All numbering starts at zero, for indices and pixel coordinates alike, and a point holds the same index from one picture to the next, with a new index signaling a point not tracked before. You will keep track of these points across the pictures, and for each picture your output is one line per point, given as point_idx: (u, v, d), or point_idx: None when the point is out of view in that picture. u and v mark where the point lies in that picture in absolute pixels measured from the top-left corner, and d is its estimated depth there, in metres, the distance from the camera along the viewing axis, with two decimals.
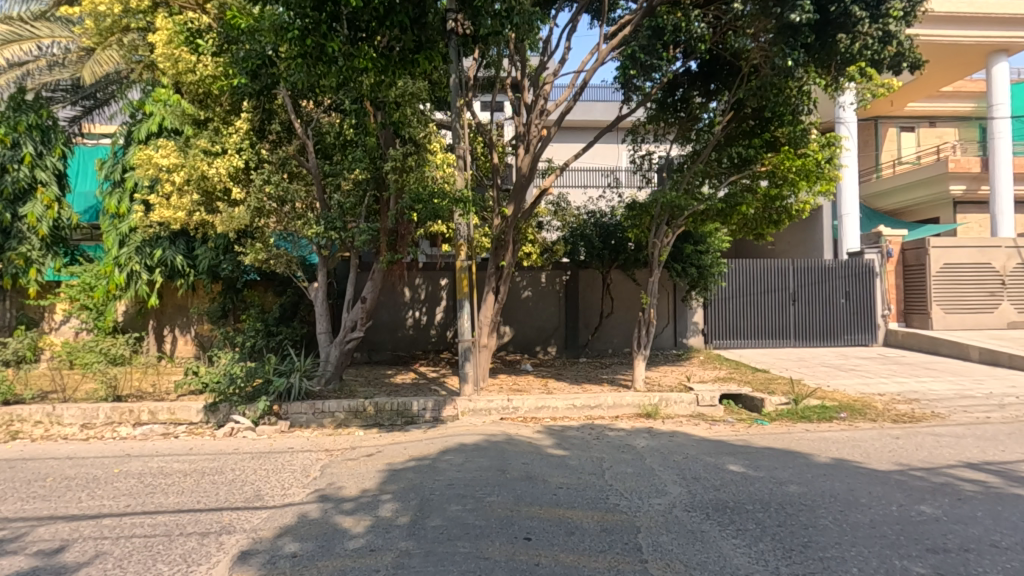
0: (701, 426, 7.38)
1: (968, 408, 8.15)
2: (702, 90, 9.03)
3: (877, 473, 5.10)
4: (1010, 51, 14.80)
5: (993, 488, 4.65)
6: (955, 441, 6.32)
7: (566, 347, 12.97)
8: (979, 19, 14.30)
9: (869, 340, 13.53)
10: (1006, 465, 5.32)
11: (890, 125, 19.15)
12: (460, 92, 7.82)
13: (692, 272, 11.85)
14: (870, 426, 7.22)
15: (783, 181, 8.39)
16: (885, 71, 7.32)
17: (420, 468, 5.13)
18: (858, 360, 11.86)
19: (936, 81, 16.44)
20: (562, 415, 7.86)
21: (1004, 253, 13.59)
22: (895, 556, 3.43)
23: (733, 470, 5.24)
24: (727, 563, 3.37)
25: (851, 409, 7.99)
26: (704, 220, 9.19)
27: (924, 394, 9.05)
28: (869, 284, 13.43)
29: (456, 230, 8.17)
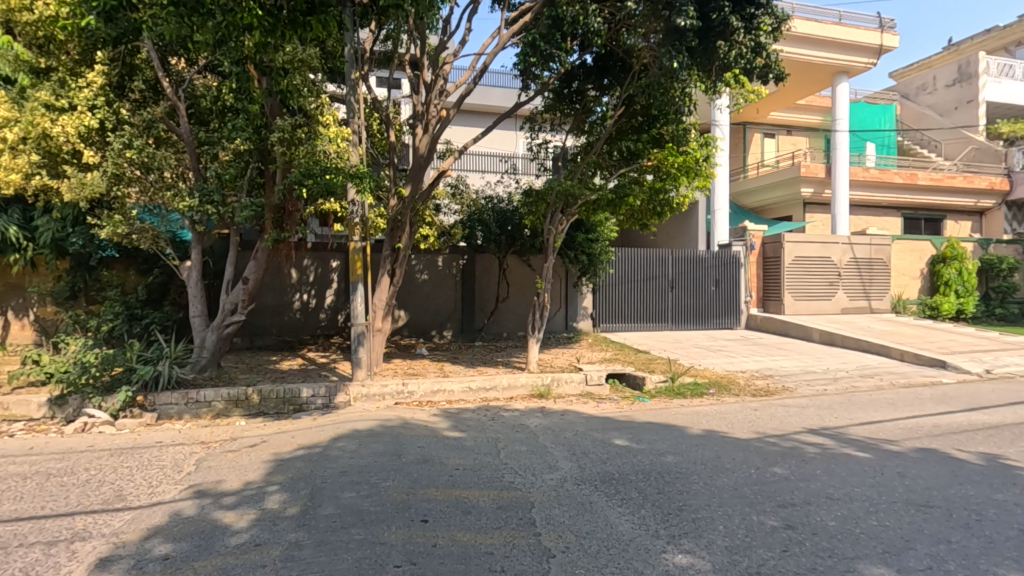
0: (589, 404, 7.81)
1: (810, 382, 9.40)
2: (596, 84, 9.39)
3: (739, 441, 5.72)
4: (851, 73, 16.99)
5: (829, 449, 5.42)
6: (800, 410, 7.26)
7: (461, 331, 12.99)
8: (828, 43, 16.24)
9: (734, 323, 15.03)
10: (838, 429, 6.22)
11: (756, 131, 21.26)
12: (355, 64, 7.49)
13: (583, 259, 12.36)
14: (734, 400, 8.08)
15: (667, 176, 9.02)
16: (755, 80, 8.06)
17: (311, 457, 4.91)
18: (725, 342, 13.17)
19: (793, 93, 18.47)
20: (458, 398, 7.90)
21: (841, 248, 15.71)
22: (754, 512, 3.89)
23: (619, 444, 5.61)
24: (614, 530, 3.61)
25: (719, 385, 8.89)
26: (596, 209, 9.66)
27: (777, 370, 10.29)
28: (735, 273, 14.92)
29: (350, 209, 7.82)
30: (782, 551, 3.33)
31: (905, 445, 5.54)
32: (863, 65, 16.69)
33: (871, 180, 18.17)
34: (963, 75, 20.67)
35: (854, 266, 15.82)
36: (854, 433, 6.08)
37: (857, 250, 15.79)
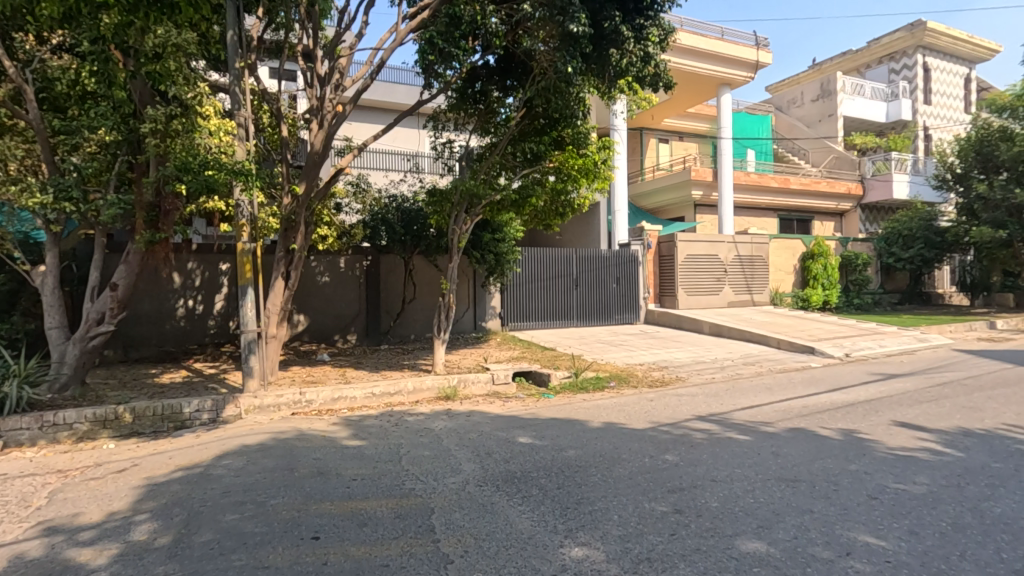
0: (496, 403, 7.85)
1: (701, 371, 10.09)
2: (499, 85, 9.44)
3: (635, 431, 5.99)
4: (732, 85, 18.45)
5: (715, 434, 5.82)
6: (691, 399, 7.76)
7: (366, 334, 12.56)
8: (711, 56, 17.53)
9: (633, 317, 15.80)
10: (723, 415, 6.71)
11: (652, 136, 22.48)
12: (239, 52, 6.97)
13: (489, 258, 12.39)
14: (632, 392, 8.48)
15: (567, 176, 9.50)
16: (646, 88, 8.49)
17: (190, 478, 4.49)
18: (626, 337, 13.80)
19: (683, 102, 19.73)
20: (361, 405, 7.62)
21: (727, 247, 17.04)
22: (646, 499, 4.08)
23: (522, 442, 5.67)
24: (513, 529, 3.62)
25: (619, 378, 9.30)
26: (500, 210, 9.74)
27: (671, 361, 10.95)
28: (633, 271, 15.70)
29: (236, 207, 7.28)
30: (670, 534, 3.50)
31: (778, 426, 6.08)
32: (742, 78, 18.20)
33: (752, 184, 19.85)
34: (826, 91, 23.06)
35: (738, 263, 17.21)
36: (736, 418, 6.58)
37: (740, 248, 17.19)
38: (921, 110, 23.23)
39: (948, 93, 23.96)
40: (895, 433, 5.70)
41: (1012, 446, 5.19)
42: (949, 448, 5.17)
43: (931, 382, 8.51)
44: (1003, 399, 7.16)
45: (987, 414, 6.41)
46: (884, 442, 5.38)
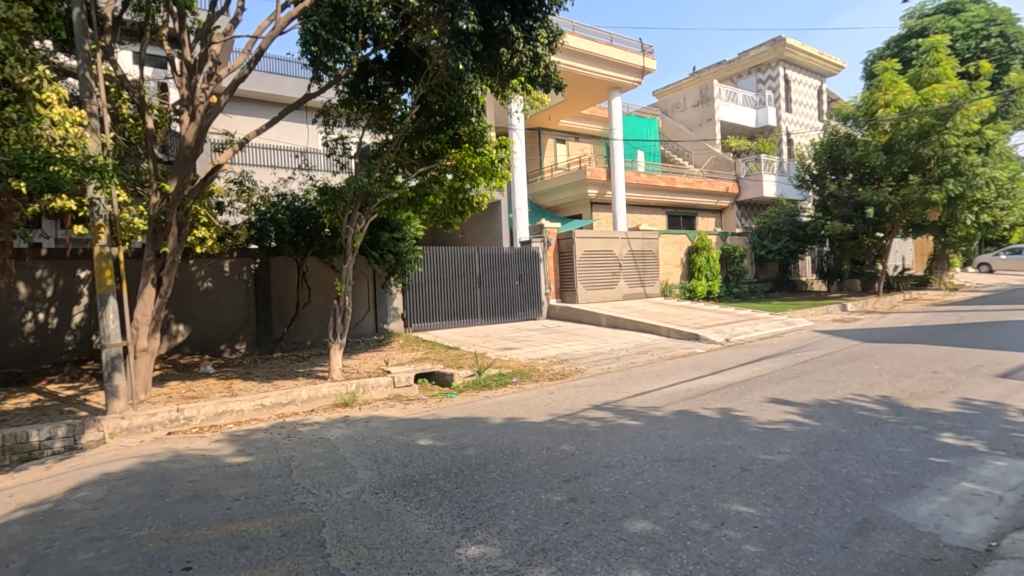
0: (397, 407, 7.66)
1: (598, 362, 10.53)
2: (393, 81, 9.19)
3: (534, 425, 6.11)
4: (622, 89, 19.42)
5: (609, 422, 6.09)
6: (589, 389, 8.07)
7: (257, 342, 11.74)
8: (601, 60, 18.34)
9: (536, 313, 16.16)
10: (617, 402, 7.04)
11: (549, 136, 23.06)
12: (86, 33, 6.21)
13: (389, 259, 12.05)
14: (534, 386, 8.66)
15: (465, 175, 9.20)
16: (539, 88, 8.68)
17: (35, 517, 3.93)
18: (529, 332, 14.07)
19: (577, 104, 20.46)
20: (249, 418, 7.10)
21: (621, 242, 17.91)
22: (542, 491, 4.17)
23: (422, 444, 5.57)
24: (408, 534, 3.54)
25: (521, 374, 9.45)
26: (396, 208, 9.50)
27: (571, 354, 11.32)
28: (534, 268, 16.03)
29: (91, 207, 6.47)
30: (563, 523, 3.60)
31: (666, 410, 6.49)
32: (630, 82, 19.19)
33: (643, 183, 21.01)
34: (705, 97, 24.96)
35: (631, 258, 18.15)
36: (629, 404, 6.93)
37: (633, 244, 18.14)
38: (784, 117, 25.88)
39: (805, 102, 26.97)
40: (765, 408, 6.29)
41: (857, 413, 5.93)
42: (808, 419, 5.79)
43: (795, 360, 9.50)
44: (851, 372, 8.17)
45: (838, 386, 7.27)
46: (755, 418, 5.92)
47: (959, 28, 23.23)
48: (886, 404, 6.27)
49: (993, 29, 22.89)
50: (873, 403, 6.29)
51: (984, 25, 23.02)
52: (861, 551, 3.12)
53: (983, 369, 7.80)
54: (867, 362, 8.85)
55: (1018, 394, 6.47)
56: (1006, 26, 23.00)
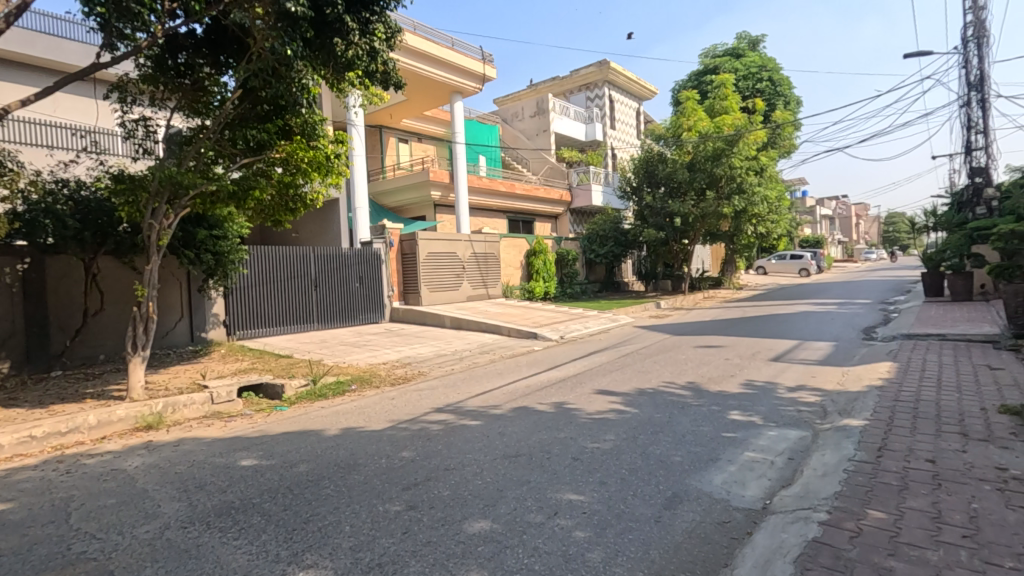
0: (215, 425, 6.80)
1: (441, 364, 10.51)
2: (210, 60, 8.15)
3: (374, 433, 5.87)
4: (463, 93, 19.68)
5: (450, 424, 6.09)
6: (431, 392, 8.01)
7: (26, 360, 9.49)
8: (443, 63, 18.41)
9: (378, 316, 15.66)
10: (459, 404, 7.08)
11: (391, 135, 22.49)
12: None
13: (207, 259, 10.66)
14: (374, 392, 8.34)
15: (297, 169, 8.55)
16: (376, 85, 8.38)
17: None
18: (370, 336, 13.54)
19: (419, 105, 20.28)
20: (11, 455, 5.72)
21: (464, 245, 18.12)
22: (380, 502, 4.00)
23: (245, 465, 5.01)
24: (224, 570, 3.13)
25: (361, 380, 9.04)
26: (214, 203, 8.46)
27: (414, 357, 11.15)
28: (376, 269, 15.51)
29: None
30: (402, 534, 3.48)
31: (505, 408, 6.69)
32: (471, 88, 19.56)
33: (485, 187, 21.49)
34: (541, 109, 26.41)
35: (474, 260, 18.47)
36: (471, 405, 7.02)
37: (475, 247, 18.48)
38: (609, 133, 28.53)
39: (625, 121, 30.07)
40: (593, 399, 6.82)
41: (668, 399, 6.72)
42: (629, 407, 6.41)
43: (619, 353, 10.49)
44: (663, 362, 9.26)
45: (654, 375, 8.17)
46: (585, 409, 6.39)
47: (741, 71, 27.76)
48: (690, 389, 7.19)
49: (764, 74, 27.81)
50: (680, 389, 7.19)
51: (758, 70, 27.84)
52: (670, 522, 3.51)
53: (760, 355, 9.38)
54: (676, 352, 10.09)
55: (783, 373, 7.90)
56: (773, 73, 28.10)
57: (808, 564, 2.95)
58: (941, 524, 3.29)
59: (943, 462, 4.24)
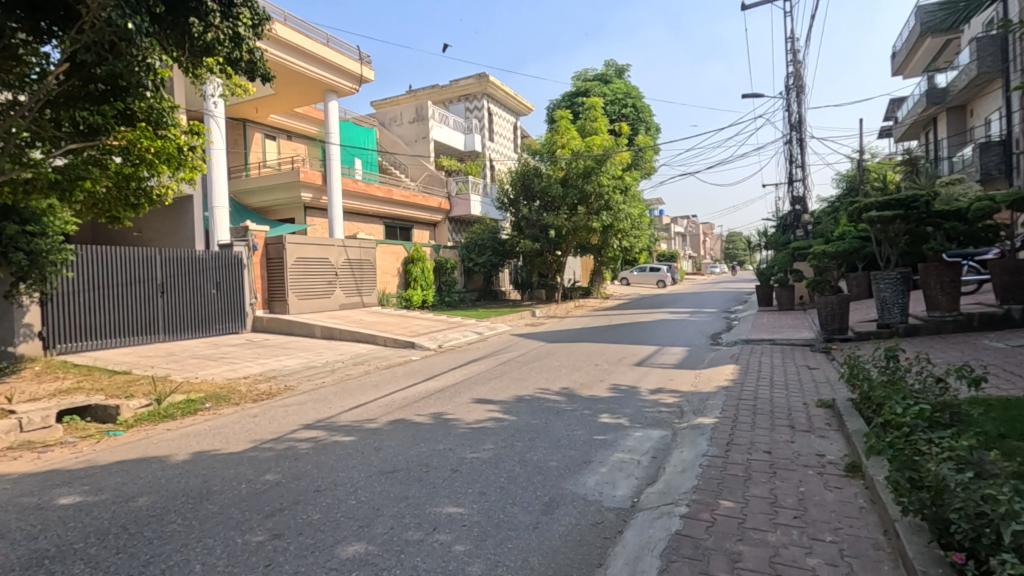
0: (25, 457, 5.69)
1: (310, 377, 9.84)
2: (31, 28, 6.82)
3: (231, 456, 5.31)
4: (338, 92, 18.83)
5: (321, 441, 5.70)
6: (299, 407, 7.45)
7: None
8: (316, 59, 17.47)
9: (239, 326, 14.34)
10: (331, 419, 6.67)
11: (257, 130, 20.80)
12: None
13: (19, 261, 8.89)
14: (233, 410, 7.56)
15: (140, 160, 7.57)
16: (241, 74, 7.65)
17: None
18: (228, 348, 12.31)
19: (289, 100, 19.04)
20: None
21: (337, 250, 17.26)
22: (239, 534, 3.60)
23: (65, 504, 4.23)
24: None
25: (216, 397, 8.15)
26: (29, 192, 7.17)
27: (280, 370, 10.33)
28: (237, 274, 14.19)
29: None
30: (265, 567, 3.16)
31: (381, 421, 6.42)
32: (347, 88, 18.79)
33: (361, 192, 20.66)
34: (420, 116, 26.11)
35: (348, 267, 17.66)
36: (343, 420, 6.64)
37: (350, 253, 17.70)
38: (487, 145, 29.07)
39: (502, 134, 30.86)
40: (472, 409, 6.81)
41: (544, 405, 6.91)
42: (507, 415, 6.50)
43: (496, 362, 10.63)
44: (538, 369, 9.55)
45: (530, 382, 8.38)
46: (463, 419, 6.36)
47: (609, 95, 29.90)
48: (564, 394, 7.48)
49: (629, 101, 30.24)
50: (555, 395, 7.44)
51: (624, 97, 30.21)
52: (548, 527, 3.59)
53: (625, 360, 10.06)
54: (550, 360, 10.46)
55: (646, 377, 8.54)
56: (636, 101, 30.67)
57: (672, 556, 3.17)
58: (777, 507, 3.73)
59: (777, 452, 4.84)
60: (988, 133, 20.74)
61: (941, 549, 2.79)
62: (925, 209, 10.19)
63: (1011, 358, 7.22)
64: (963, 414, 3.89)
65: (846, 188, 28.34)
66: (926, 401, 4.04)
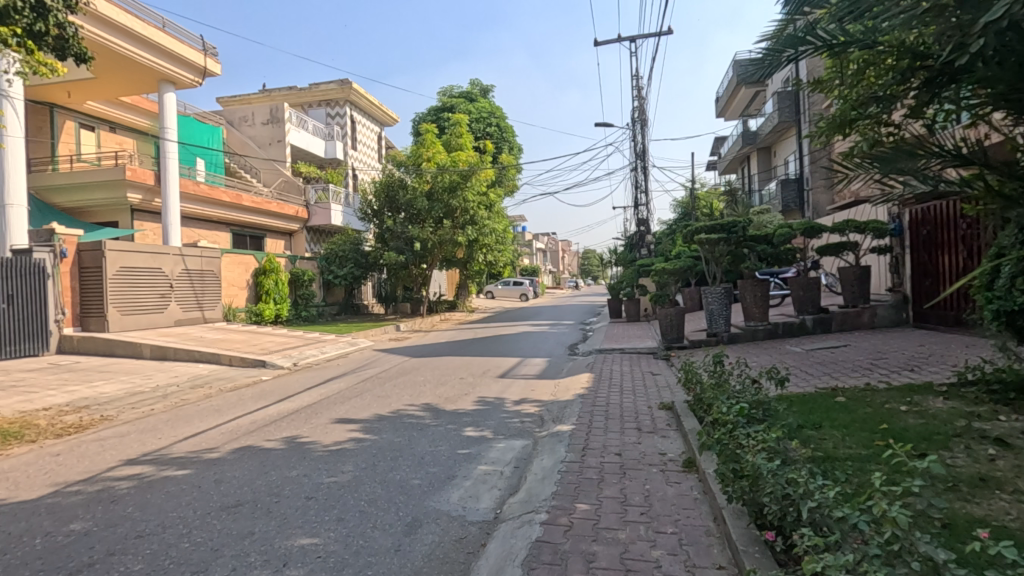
0: None
1: (135, 405, 8.53)
2: None
3: (21, 506, 4.39)
4: (177, 84, 16.92)
5: (147, 478, 4.96)
6: (118, 441, 6.42)
7: None
8: (149, 45, 15.51)
9: (37, 348, 12.06)
10: (159, 452, 5.83)
11: (69, 118, 17.79)
12: None
13: None
14: (27, 449, 6.27)
15: None
16: (45, 51, 6.51)
17: None
18: (22, 374, 10.24)
19: (113, 88, 16.65)
20: None
21: (172, 259, 15.32)
22: None
23: None
24: None
25: (4, 435, 6.71)
26: None
27: (95, 398, 8.84)
28: (37, 286, 11.93)
29: None
30: None
31: (222, 450, 5.78)
32: (188, 80, 16.97)
33: (203, 195, 18.56)
34: (275, 118, 24.31)
35: (185, 278, 15.75)
36: (175, 451, 5.85)
37: (188, 262, 15.82)
38: (349, 153, 27.99)
39: (365, 144, 29.98)
40: (330, 431, 6.41)
41: (407, 422, 6.74)
42: (367, 434, 6.21)
43: (357, 379, 10.17)
44: (402, 385, 9.31)
45: (394, 399, 8.11)
46: (320, 442, 5.96)
47: (474, 113, 30.54)
48: (428, 409, 7.37)
49: (492, 120, 31.15)
50: (419, 411, 7.29)
51: (488, 116, 31.07)
52: (410, 549, 3.48)
53: (490, 373, 10.20)
54: (415, 375, 10.25)
55: (509, 389, 8.76)
56: (500, 121, 31.74)
57: (533, 564, 3.25)
58: (626, 506, 4.03)
59: (626, 453, 5.24)
60: (787, 172, 24.79)
61: (757, 529, 3.21)
62: (743, 234, 11.81)
63: (807, 360, 8.60)
64: (772, 410, 4.55)
65: (681, 213, 31.92)
66: (745, 400, 4.65)
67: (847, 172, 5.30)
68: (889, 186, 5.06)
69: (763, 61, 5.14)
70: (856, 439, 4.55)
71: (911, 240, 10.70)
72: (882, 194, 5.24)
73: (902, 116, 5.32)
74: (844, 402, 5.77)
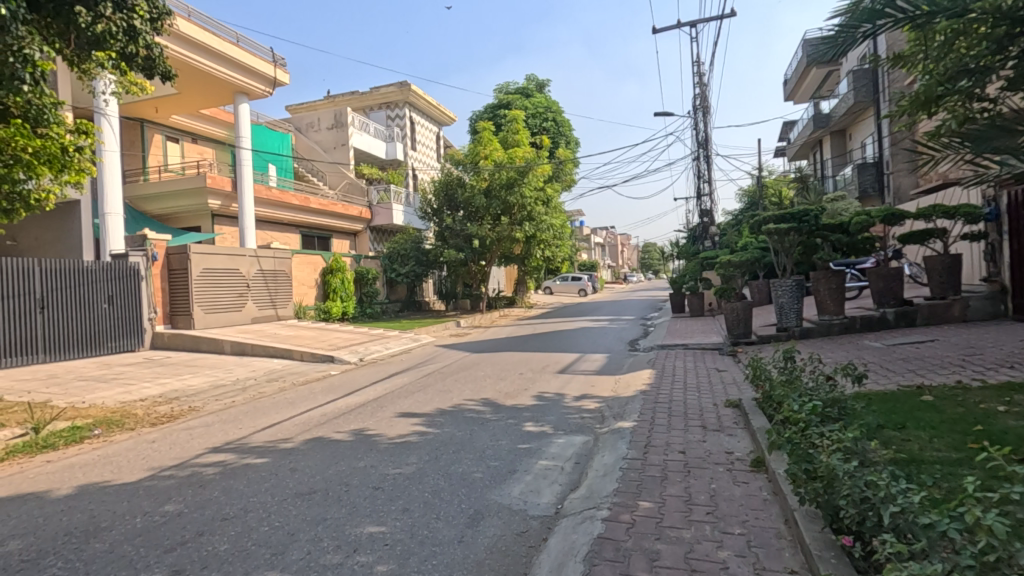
0: None
1: (218, 397, 9.15)
2: None
3: (123, 488, 4.81)
4: (250, 95, 17.93)
5: (229, 465, 5.31)
6: (204, 430, 6.92)
7: None
8: (226, 59, 16.54)
9: (135, 344, 13.18)
10: (240, 441, 6.24)
11: (157, 131, 19.25)
12: None
13: None
14: (127, 436, 6.87)
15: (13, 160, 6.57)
16: (136, 71, 7.05)
17: None
18: (121, 368, 11.23)
19: (195, 102, 17.87)
20: None
21: (249, 261, 16.29)
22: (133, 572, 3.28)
23: None
24: None
25: (108, 423, 7.38)
26: None
27: (184, 390, 9.57)
28: (134, 287, 13.03)
29: None
30: None
31: (296, 441, 6.10)
32: (260, 91, 17.95)
33: (275, 199, 19.61)
34: (339, 122, 25.27)
35: (260, 278, 16.71)
36: (255, 441, 6.24)
37: (263, 263, 16.78)
38: (409, 154, 28.72)
39: (424, 144, 30.66)
40: (394, 424, 6.63)
41: (468, 416, 6.87)
42: (430, 428, 6.37)
43: (420, 373, 10.46)
44: (463, 379, 9.48)
45: (455, 394, 8.28)
46: (385, 434, 6.17)
47: (530, 109, 30.54)
48: (488, 404, 7.47)
49: (548, 115, 31.01)
50: (479, 406, 7.40)
51: (544, 111, 30.99)
52: (473, 541, 3.55)
53: (549, 368, 10.20)
54: (475, 370, 10.41)
55: (569, 384, 8.73)
56: (556, 115, 31.57)
57: (595, 560, 3.24)
58: (692, 505, 3.93)
59: (691, 451, 5.10)
60: (864, 155, 23.24)
61: (833, 534, 3.04)
62: (815, 223, 11.18)
63: (888, 356, 8.05)
64: (849, 408, 4.30)
65: (747, 202, 30.65)
66: (818, 398, 4.41)
67: (932, 154, 4.92)
68: (983, 167, 4.65)
69: (836, 39, 4.90)
70: (945, 441, 4.22)
71: (1010, 224, 9.78)
72: (973, 175, 4.82)
73: (998, 90, 4.86)
74: (930, 401, 5.36)
